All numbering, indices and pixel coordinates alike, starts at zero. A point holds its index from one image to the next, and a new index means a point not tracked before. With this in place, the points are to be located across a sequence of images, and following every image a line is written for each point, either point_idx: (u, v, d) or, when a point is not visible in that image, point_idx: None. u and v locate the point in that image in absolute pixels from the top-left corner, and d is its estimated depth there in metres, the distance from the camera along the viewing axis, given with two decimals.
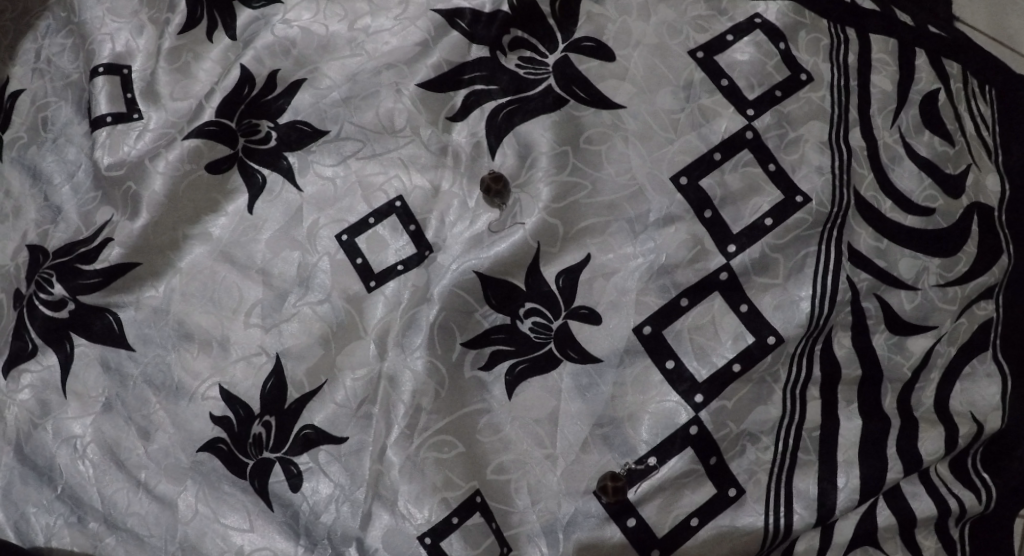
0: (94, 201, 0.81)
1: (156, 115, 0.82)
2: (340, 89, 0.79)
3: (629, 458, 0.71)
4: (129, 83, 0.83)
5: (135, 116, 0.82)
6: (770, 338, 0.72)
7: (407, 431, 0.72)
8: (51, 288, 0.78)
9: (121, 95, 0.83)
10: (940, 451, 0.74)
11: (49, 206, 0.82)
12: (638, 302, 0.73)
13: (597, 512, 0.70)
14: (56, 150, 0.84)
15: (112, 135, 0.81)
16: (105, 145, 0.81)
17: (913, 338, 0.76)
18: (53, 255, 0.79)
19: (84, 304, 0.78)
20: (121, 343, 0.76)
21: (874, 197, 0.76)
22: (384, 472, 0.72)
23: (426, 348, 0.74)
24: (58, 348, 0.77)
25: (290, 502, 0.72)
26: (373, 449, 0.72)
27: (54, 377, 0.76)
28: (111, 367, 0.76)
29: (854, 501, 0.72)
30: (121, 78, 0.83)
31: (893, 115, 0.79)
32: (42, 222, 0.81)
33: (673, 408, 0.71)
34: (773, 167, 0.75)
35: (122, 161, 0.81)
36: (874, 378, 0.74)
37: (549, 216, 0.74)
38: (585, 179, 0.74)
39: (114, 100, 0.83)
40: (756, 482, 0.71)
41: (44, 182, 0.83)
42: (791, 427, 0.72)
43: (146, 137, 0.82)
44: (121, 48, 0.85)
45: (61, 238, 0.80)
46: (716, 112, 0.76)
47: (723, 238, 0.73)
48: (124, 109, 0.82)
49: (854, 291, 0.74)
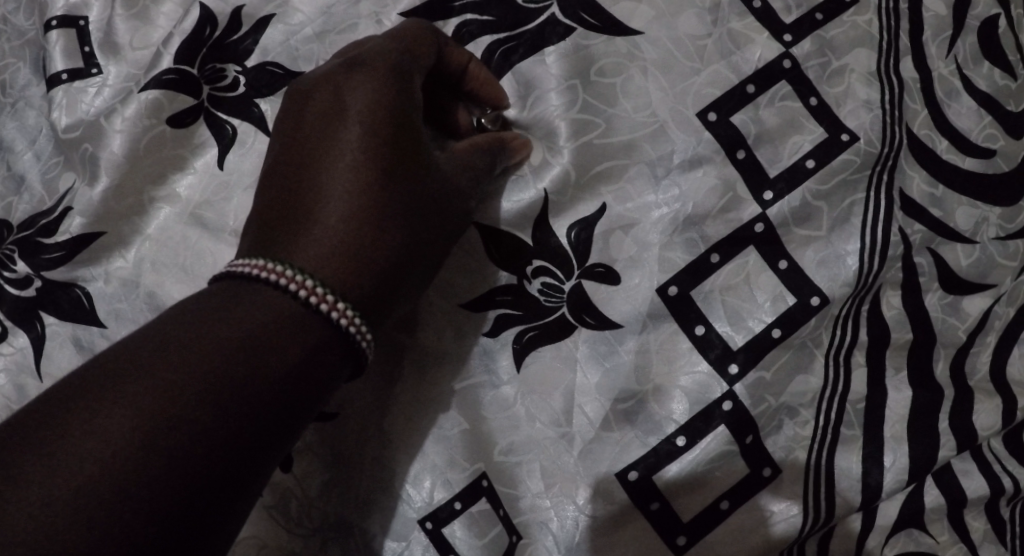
0: (58, 167, 0.73)
1: (116, 68, 0.72)
2: (314, 24, 0.69)
3: (654, 436, 0.61)
4: (87, 35, 0.73)
5: (93, 70, 0.72)
6: (813, 299, 0.63)
7: (406, 403, 0.63)
8: (14, 265, 0.70)
9: (78, 49, 0.73)
10: (996, 425, 0.65)
11: (11, 177, 0.74)
12: (661, 258, 0.63)
13: (622, 499, 0.61)
14: (16, 116, 0.75)
15: (69, 94, 0.72)
16: (63, 105, 0.72)
17: (970, 298, 0.67)
18: (17, 229, 0.71)
19: (50, 280, 0.69)
20: (92, 320, 0.68)
21: (929, 136, 0.67)
22: (382, 450, 0.63)
23: (426, 314, 0.63)
24: (29, 329, 0.69)
25: (285, 490, 0.63)
26: (369, 426, 0.63)
27: (28, 359, 0.69)
28: (84, 346, 0.68)
29: (902, 482, 0.63)
30: (77, 30, 0.73)
31: (949, 43, 0.70)
32: (4, 194, 0.73)
33: (705, 380, 0.62)
34: (815, 101, 0.65)
35: (79, 120, 0.71)
36: (927, 343, 0.65)
37: (558, 158, 0.64)
38: (598, 117, 0.65)
39: (70, 54, 0.73)
40: (795, 461, 0.62)
41: (5, 150, 0.75)
42: (833, 399, 0.63)
43: (106, 94, 0.72)
44: None
45: (26, 210, 0.72)
46: (749, 38, 0.66)
47: (759, 184, 0.64)
48: (81, 64, 0.72)
49: (907, 244, 0.65)
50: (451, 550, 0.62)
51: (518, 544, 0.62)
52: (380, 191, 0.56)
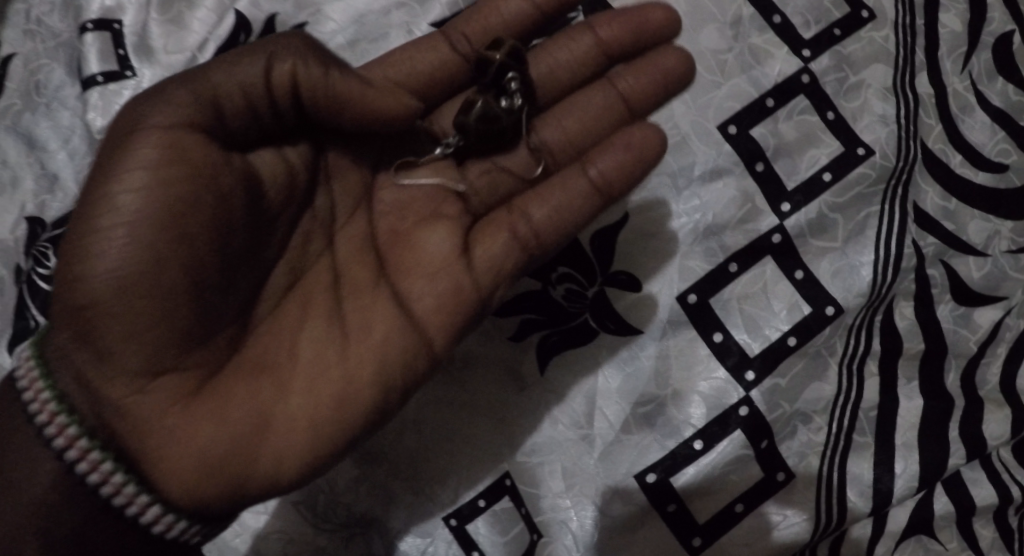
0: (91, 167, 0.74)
1: (150, 72, 0.74)
2: (346, 33, 0.72)
3: (672, 440, 0.63)
4: (122, 38, 0.74)
5: (128, 74, 0.74)
6: (828, 308, 0.64)
7: (449, 401, 0.64)
8: (49, 262, 0.71)
9: (112, 52, 0.74)
10: (1005, 434, 0.67)
11: (45, 175, 0.75)
12: (681, 267, 0.65)
13: (640, 500, 0.62)
14: (50, 115, 0.75)
15: (103, 96, 0.73)
16: (98, 106, 0.73)
17: (981, 310, 0.68)
18: (51, 226, 0.73)
19: None
20: None
21: (943, 150, 0.69)
22: (420, 451, 0.64)
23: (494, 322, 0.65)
24: None
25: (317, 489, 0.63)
26: (410, 426, 0.64)
27: None
28: None
29: (912, 488, 0.64)
30: (112, 34, 0.74)
31: (964, 60, 0.71)
32: (38, 192, 0.74)
33: (722, 386, 0.63)
34: (832, 116, 0.67)
35: None
36: (938, 353, 0.67)
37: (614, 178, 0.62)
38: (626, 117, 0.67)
39: (104, 58, 0.74)
40: (807, 466, 0.63)
41: (39, 149, 0.75)
42: (846, 407, 0.64)
43: None
44: (111, 2, 0.75)
45: (60, 208, 0.74)
46: (769, 53, 0.67)
47: (776, 196, 0.65)
48: (116, 67, 0.74)
49: (919, 256, 0.67)
50: (475, 548, 0.63)
51: (538, 543, 0.63)
52: (116, 258, 0.52)
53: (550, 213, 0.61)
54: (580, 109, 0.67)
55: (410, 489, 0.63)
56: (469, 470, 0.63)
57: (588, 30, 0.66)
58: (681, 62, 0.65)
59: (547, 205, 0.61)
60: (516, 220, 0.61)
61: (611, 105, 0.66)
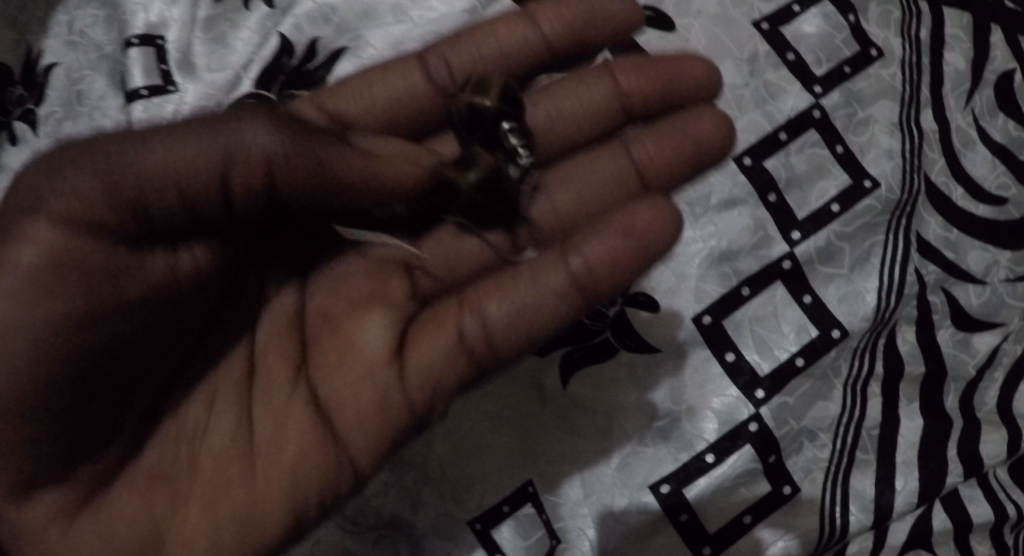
0: None
1: (192, 88, 0.75)
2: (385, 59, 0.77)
3: (685, 453, 0.66)
4: (165, 54, 0.76)
5: (171, 89, 0.75)
6: (834, 331, 0.68)
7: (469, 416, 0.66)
8: None
9: (156, 67, 0.75)
10: (1001, 454, 0.70)
11: None
12: (697, 290, 0.68)
13: (654, 509, 0.66)
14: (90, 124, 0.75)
15: (148, 110, 0.74)
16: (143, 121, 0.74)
17: (979, 335, 0.72)
18: None
19: None
20: None
21: (945, 183, 0.73)
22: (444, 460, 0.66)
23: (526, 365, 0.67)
24: None
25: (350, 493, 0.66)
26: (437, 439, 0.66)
27: None
28: None
29: (912, 504, 0.68)
30: (155, 49, 0.75)
31: (967, 96, 0.75)
32: None
33: (733, 404, 0.67)
34: (841, 149, 0.70)
35: None
36: (938, 377, 0.70)
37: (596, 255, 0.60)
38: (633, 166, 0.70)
39: (149, 71, 0.75)
40: (812, 481, 0.67)
41: None
42: (850, 426, 0.68)
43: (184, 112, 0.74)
44: (155, 19, 0.76)
45: None
46: (783, 88, 0.71)
47: (787, 225, 0.69)
48: (159, 82, 0.75)
49: (921, 283, 0.71)
50: (498, 550, 0.66)
51: (557, 548, 0.67)
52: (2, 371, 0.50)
53: (506, 315, 0.58)
54: (588, 175, 0.70)
55: (439, 496, 0.66)
56: (495, 480, 0.66)
57: (610, 78, 0.71)
58: (713, 127, 0.69)
59: (505, 308, 0.58)
60: (467, 318, 0.58)
61: (625, 172, 0.70)
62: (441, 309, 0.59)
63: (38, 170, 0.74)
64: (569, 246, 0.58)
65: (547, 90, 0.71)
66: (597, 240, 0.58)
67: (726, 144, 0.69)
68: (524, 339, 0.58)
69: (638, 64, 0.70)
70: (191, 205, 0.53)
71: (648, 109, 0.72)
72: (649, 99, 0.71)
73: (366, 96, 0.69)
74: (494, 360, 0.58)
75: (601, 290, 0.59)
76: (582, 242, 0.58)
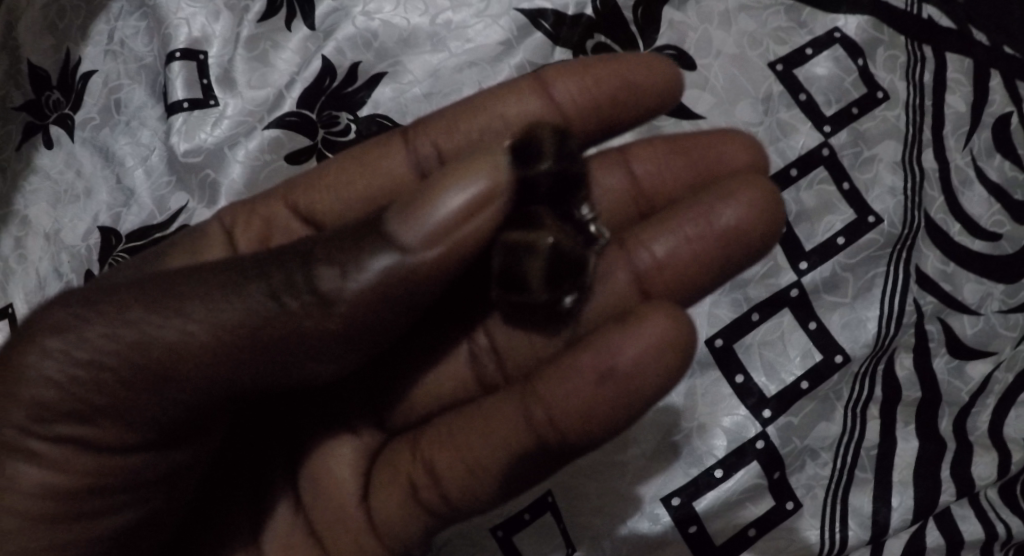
0: (169, 186, 0.79)
1: (232, 102, 0.79)
2: (422, 85, 0.80)
3: (695, 468, 0.71)
4: (206, 69, 0.80)
5: (211, 102, 0.79)
6: (837, 356, 0.73)
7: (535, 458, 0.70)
8: None
9: (197, 81, 0.79)
10: (992, 476, 0.73)
11: (121, 189, 0.79)
12: (711, 315, 0.73)
13: (665, 520, 0.70)
14: (129, 133, 0.80)
15: (188, 122, 0.79)
16: (182, 131, 0.78)
17: (973, 363, 0.76)
18: (127, 238, 0.78)
19: None
20: None
21: (944, 219, 0.78)
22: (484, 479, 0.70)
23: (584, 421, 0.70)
24: None
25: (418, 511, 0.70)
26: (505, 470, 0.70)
27: None
28: None
29: (907, 521, 0.72)
30: (198, 64, 0.79)
31: (966, 137, 0.80)
32: (111, 204, 0.79)
33: (741, 422, 0.71)
34: (848, 186, 0.75)
35: (199, 147, 0.78)
36: (933, 402, 0.74)
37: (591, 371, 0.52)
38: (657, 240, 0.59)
39: (190, 85, 0.79)
40: (813, 497, 0.71)
41: (116, 164, 0.79)
42: (850, 445, 0.72)
43: (223, 125, 0.79)
44: (197, 34, 0.80)
45: (135, 222, 0.78)
46: (794, 127, 0.76)
47: (796, 255, 0.74)
48: (200, 95, 0.79)
49: (919, 313, 0.75)
50: None
51: None
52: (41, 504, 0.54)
53: (457, 472, 0.56)
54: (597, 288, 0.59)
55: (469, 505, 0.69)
56: (522, 489, 0.70)
57: (624, 166, 0.65)
58: (751, 215, 0.58)
59: (454, 463, 0.56)
60: (420, 467, 0.58)
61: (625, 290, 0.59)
62: (399, 450, 0.61)
63: (75, 175, 0.80)
64: (530, 397, 0.54)
65: (618, 156, 0.65)
66: (561, 391, 0.53)
67: (751, 245, 0.58)
68: (477, 493, 0.56)
69: (669, 145, 0.65)
70: (209, 383, 0.53)
71: (675, 197, 0.64)
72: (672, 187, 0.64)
73: (349, 188, 0.68)
74: (447, 508, 0.57)
75: (567, 436, 0.54)
76: (552, 384, 0.54)
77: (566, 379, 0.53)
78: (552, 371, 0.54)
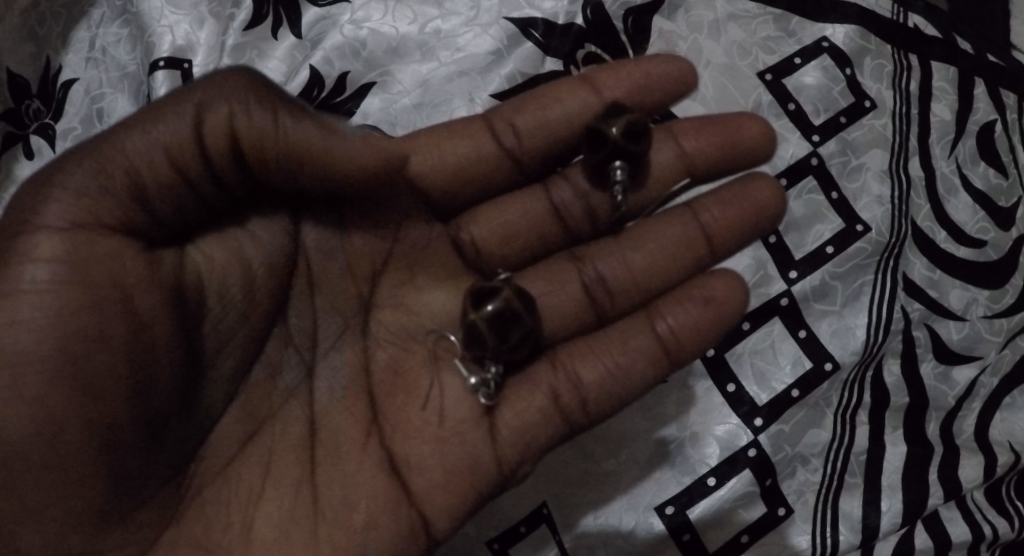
0: None
1: None
2: (411, 95, 0.80)
3: (689, 476, 0.71)
4: (191, 78, 0.79)
5: None
6: (827, 364, 0.74)
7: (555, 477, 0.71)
8: None
9: None
10: (978, 478, 0.74)
11: None
12: None
13: (659, 529, 0.70)
14: None
15: None
16: None
17: (959, 368, 0.77)
18: None
19: None
20: None
21: (930, 227, 0.79)
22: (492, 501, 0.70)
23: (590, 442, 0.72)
24: None
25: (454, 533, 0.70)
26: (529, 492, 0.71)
27: None
28: None
29: (896, 524, 0.73)
30: (182, 73, 0.79)
31: (952, 145, 0.80)
32: None
33: (734, 430, 0.72)
34: (836, 195, 0.77)
35: None
36: (920, 406, 0.75)
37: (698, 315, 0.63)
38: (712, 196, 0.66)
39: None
40: (804, 502, 0.72)
41: None
42: (839, 452, 0.73)
43: None
44: (182, 41, 0.79)
45: None
46: (783, 137, 0.78)
47: (786, 264, 0.75)
48: None
49: (907, 320, 0.76)
50: None
51: None
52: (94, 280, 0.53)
53: (599, 377, 0.62)
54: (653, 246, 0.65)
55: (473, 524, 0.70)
56: (516, 501, 0.70)
57: (672, 139, 0.67)
58: (771, 198, 0.65)
59: (597, 369, 0.62)
60: (559, 379, 0.62)
61: (690, 237, 0.65)
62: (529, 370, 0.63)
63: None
64: (655, 313, 0.63)
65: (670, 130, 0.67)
66: (684, 307, 0.63)
67: (779, 212, 0.66)
68: (617, 396, 0.63)
69: (702, 127, 0.67)
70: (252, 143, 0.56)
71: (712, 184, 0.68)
72: (712, 163, 0.67)
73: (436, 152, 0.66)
74: (584, 418, 0.63)
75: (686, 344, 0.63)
76: (669, 308, 0.63)
77: (679, 306, 0.63)
78: (677, 292, 0.64)
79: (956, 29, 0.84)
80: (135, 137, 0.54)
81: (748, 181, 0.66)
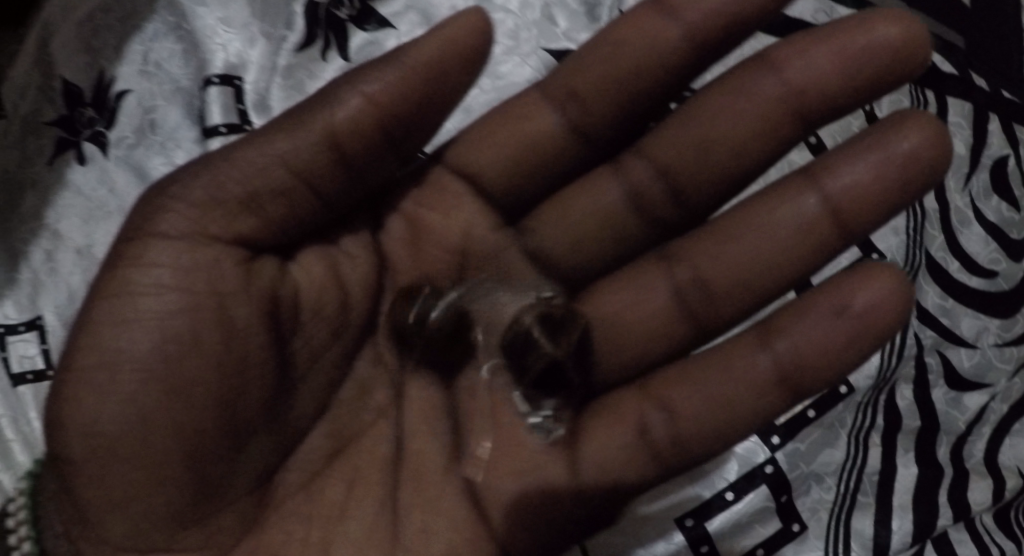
0: None
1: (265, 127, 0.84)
2: (454, 120, 0.84)
3: (708, 491, 0.76)
4: (243, 95, 0.84)
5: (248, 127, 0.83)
6: (842, 387, 0.77)
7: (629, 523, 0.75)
8: None
9: (233, 107, 0.84)
10: (987, 500, 0.78)
11: None
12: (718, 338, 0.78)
13: (679, 540, 0.74)
14: (163, 153, 0.82)
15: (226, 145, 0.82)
16: None
17: (969, 393, 0.81)
18: None
19: None
20: None
21: (943, 257, 0.82)
22: None
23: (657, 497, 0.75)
24: None
25: None
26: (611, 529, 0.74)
27: None
28: None
29: (907, 543, 0.76)
30: (234, 90, 0.84)
31: (966, 179, 0.84)
32: None
33: (752, 447, 0.76)
34: None
35: None
36: (931, 430, 0.79)
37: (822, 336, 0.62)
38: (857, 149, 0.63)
39: (227, 110, 0.83)
40: (818, 519, 0.76)
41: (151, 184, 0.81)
42: (852, 471, 0.77)
43: None
44: (233, 59, 0.85)
45: None
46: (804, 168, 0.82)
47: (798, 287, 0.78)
48: (237, 120, 0.83)
49: (919, 347, 0.80)
50: None
51: None
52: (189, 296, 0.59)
53: (698, 404, 0.64)
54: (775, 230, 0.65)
55: None
56: None
57: (777, 73, 0.66)
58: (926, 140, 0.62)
59: (694, 400, 0.64)
60: (652, 406, 0.65)
61: (815, 212, 0.64)
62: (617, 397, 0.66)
63: (106, 192, 0.81)
64: (765, 336, 0.63)
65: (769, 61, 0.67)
66: (803, 328, 0.62)
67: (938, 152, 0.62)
68: (717, 429, 0.63)
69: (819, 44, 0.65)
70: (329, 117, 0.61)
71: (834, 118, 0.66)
72: (832, 93, 0.65)
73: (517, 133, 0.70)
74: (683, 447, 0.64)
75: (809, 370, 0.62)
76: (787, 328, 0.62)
77: (798, 327, 0.62)
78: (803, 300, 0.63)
79: (972, 66, 0.87)
80: (271, 143, 0.60)
81: (870, 136, 0.63)
